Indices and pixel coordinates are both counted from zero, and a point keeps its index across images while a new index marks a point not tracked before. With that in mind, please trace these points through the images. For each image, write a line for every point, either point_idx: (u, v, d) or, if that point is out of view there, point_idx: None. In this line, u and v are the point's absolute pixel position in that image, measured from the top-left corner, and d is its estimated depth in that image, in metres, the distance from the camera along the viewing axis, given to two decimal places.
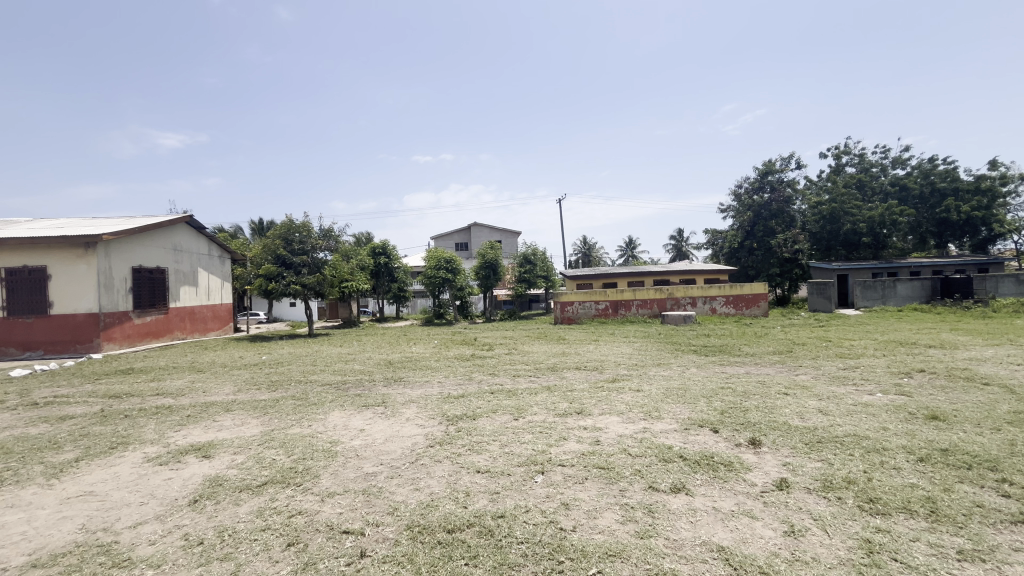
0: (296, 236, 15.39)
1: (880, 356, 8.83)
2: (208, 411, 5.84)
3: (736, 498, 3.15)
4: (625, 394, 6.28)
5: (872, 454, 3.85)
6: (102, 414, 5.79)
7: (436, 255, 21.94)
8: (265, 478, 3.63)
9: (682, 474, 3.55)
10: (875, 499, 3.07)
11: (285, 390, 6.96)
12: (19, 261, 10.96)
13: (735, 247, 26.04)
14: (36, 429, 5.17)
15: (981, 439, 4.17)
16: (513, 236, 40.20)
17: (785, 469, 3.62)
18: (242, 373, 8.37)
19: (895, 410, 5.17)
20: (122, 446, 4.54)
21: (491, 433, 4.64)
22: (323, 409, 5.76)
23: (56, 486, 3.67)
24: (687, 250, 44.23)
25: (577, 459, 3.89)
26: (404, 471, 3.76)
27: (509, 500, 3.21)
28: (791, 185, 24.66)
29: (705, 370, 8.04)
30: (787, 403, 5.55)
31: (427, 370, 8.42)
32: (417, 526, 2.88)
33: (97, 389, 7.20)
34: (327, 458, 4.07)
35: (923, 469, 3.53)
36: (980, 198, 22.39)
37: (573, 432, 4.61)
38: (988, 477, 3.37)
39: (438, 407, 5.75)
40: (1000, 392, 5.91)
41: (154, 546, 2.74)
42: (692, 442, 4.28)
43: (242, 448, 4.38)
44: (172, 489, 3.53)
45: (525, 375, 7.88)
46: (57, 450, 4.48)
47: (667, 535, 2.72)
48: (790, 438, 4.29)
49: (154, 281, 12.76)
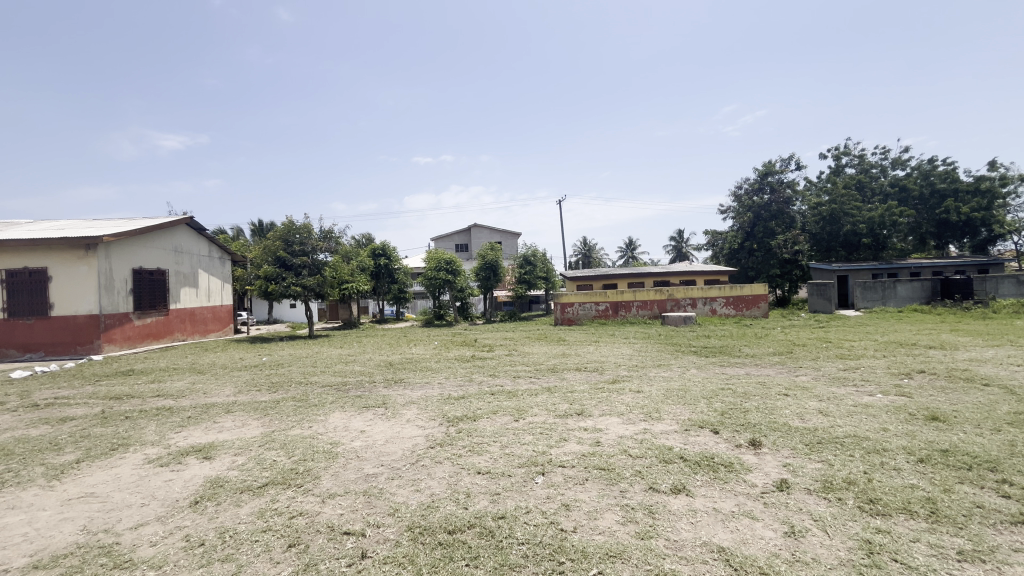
0: (296, 237, 15.40)
1: (880, 357, 8.84)
2: (209, 412, 5.85)
3: (737, 499, 3.16)
4: (625, 395, 6.30)
5: (872, 454, 3.86)
6: (103, 415, 5.81)
7: (436, 256, 21.97)
8: (266, 480, 3.64)
9: (682, 475, 3.56)
10: (875, 500, 3.07)
11: (286, 392, 6.97)
12: (19, 262, 10.97)
13: (735, 248, 26.06)
14: (38, 431, 5.19)
15: (981, 439, 4.17)
16: (513, 237, 40.25)
17: (785, 470, 3.63)
18: (243, 374, 8.40)
19: (896, 411, 5.17)
20: (123, 447, 4.55)
21: (492, 434, 4.65)
22: (324, 410, 5.78)
23: (57, 487, 3.68)
24: (687, 251, 44.20)
25: (578, 460, 3.89)
26: (405, 472, 3.77)
27: (510, 500, 3.22)
28: (791, 186, 24.65)
29: (705, 371, 8.04)
30: (786, 404, 5.56)
31: (428, 371, 8.43)
32: (418, 527, 2.88)
33: (98, 391, 7.23)
34: (328, 459, 4.07)
35: (924, 469, 3.54)
36: (980, 199, 22.40)
37: (574, 433, 4.62)
38: (989, 478, 3.38)
39: (439, 408, 5.77)
40: (1000, 392, 5.92)
41: (155, 547, 2.75)
42: (693, 443, 4.29)
43: (243, 449, 4.39)
44: (174, 490, 3.55)
45: (525, 376, 7.89)
46: (58, 451, 4.49)
47: (667, 535, 2.73)
48: (790, 439, 4.29)
49: (154, 282, 12.76)
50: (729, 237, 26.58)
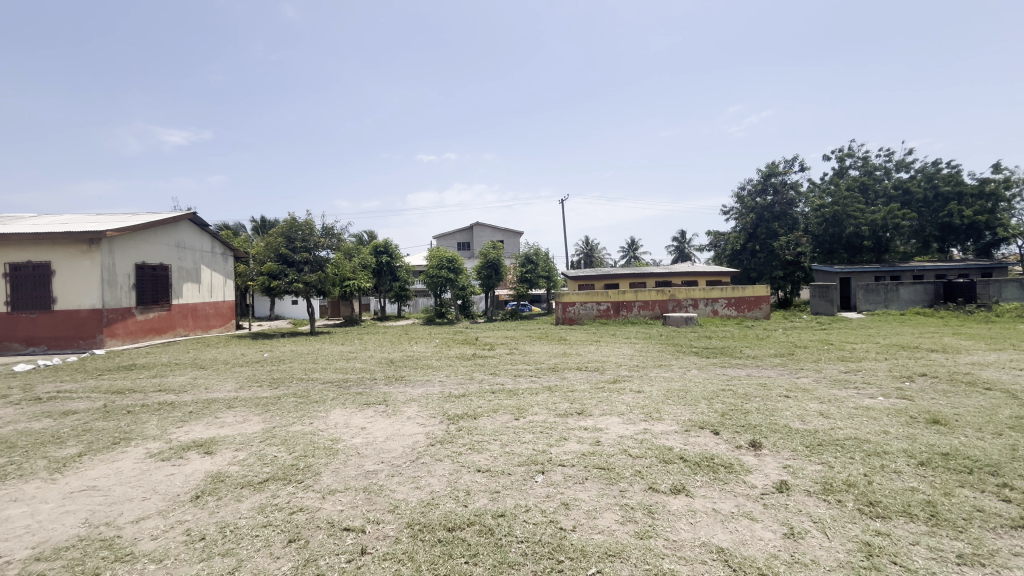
0: (298, 234, 15.43)
1: (882, 360, 8.79)
2: (210, 407, 5.87)
3: (736, 500, 3.16)
4: (625, 395, 6.30)
5: (872, 457, 3.85)
6: (105, 409, 5.82)
7: (438, 254, 21.93)
8: (267, 475, 3.65)
9: (682, 475, 3.56)
10: (875, 502, 3.07)
11: (286, 388, 6.99)
12: (23, 256, 11.00)
13: (736, 250, 26.05)
14: (40, 424, 5.20)
15: (982, 444, 4.15)
16: (515, 237, 40.39)
17: (785, 471, 3.63)
18: (244, 370, 8.43)
19: (897, 413, 5.17)
20: (125, 441, 4.58)
21: (492, 433, 4.66)
22: (324, 407, 5.78)
23: (60, 480, 3.70)
24: (687, 252, 44.11)
25: (577, 460, 3.89)
26: (404, 469, 3.77)
27: (509, 499, 3.22)
28: (795, 188, 24.62)
29: (706, 372, 8.02)
30: (787, 406, 5.56)
31: (429, 369, 8.44)
32: (418, 525, 2.89)
33: (100, 385, 7.23)
34: (328, 456, 4.08)
35: (924, 473, 3.53)
36: (984, 202, 22.29)
37: (574, 433, 4.62)
38: (989, 482, 3.36)
39: (439, 406, 5.77)
40: (1003, 396, 5.89)
41: (156, 542, 2.76)
42: (693, 444, 4.29)
43: (244, 445, 4.40)
44: (175, 485, 3.55)
45: (526, 375, 7.90)
46: (60, 445, 4.50)
47: (667, 535, 2.73)
48: (791, 441, 4.29)
49: (156, 277, 12.80)
50: (732, 238, 26.56)
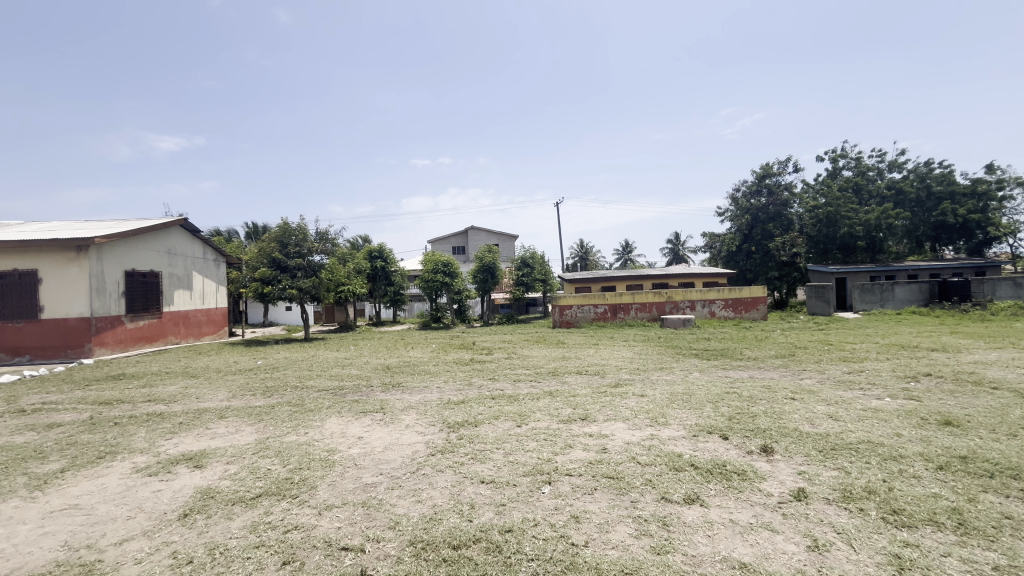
0: (292, 239, 15.17)
1: (885, 360, 8.66)
2: (200, 418, 5.66)
3: (753, 510, 3.02)
4: (629, 399, 6.14)
5: (888, 462, 3.73)
6: (91, 421, 5.60)
7: (433, 259, 21.66)
8: (260, 491, 3.46)
9: (694, 484, 3.42)
10: (899, 511, 2.94)
11: (280, 397, 6.77)
12: (8, 265, 10.73)
13: (733, 251, 25.93)
14: (22, 438, 4.98)
15: (1000, 446, 4.03)
16: (510, 241, 40.17)
17: (801, 478, 3.49)
18: (236, 378, 8.19)
19: (908, 415, 5.06)
20: (110, 455, 4.37)
21: (494, 441, 4.49)
22: (320, 416, 5.58)
23: (40, 498, 3.50)
24: (682, 254, 44.02)
25: (585, 469, 3.74)
26: (405, 481, 3.60)
27: (516, 512, 3.07)
28: (789, 189, 24.51)
29: (708, 375, 7.86)
30: (795, 409, 5.42)
31: (426, 375, 8.24)
32: (420, 542, 2.72)
33: (87, 396, 6.98)
34: (324, 468, 3.89)
35: (944, 477, 3.41)
36: (976, 202, 22.54)
37: (579, 440, 4.46)
38: (1013, 487, 3.25)
39: (438, 414, 5.59)
40: (1011, 396, 5.80)
41: (139, 566, 2.57)
42: (703, 450, 4.14)
43: (236, 457, 4.22)
44: (161, 502, 3.36)
45: (526, 379, 7.72)
46: (42, 460, 4.28)
47: (685, 550, 2.58)
48: (803, 446, 4.15)
49: (147, 285, 12.55)
50: (727, 240, 26.46)
